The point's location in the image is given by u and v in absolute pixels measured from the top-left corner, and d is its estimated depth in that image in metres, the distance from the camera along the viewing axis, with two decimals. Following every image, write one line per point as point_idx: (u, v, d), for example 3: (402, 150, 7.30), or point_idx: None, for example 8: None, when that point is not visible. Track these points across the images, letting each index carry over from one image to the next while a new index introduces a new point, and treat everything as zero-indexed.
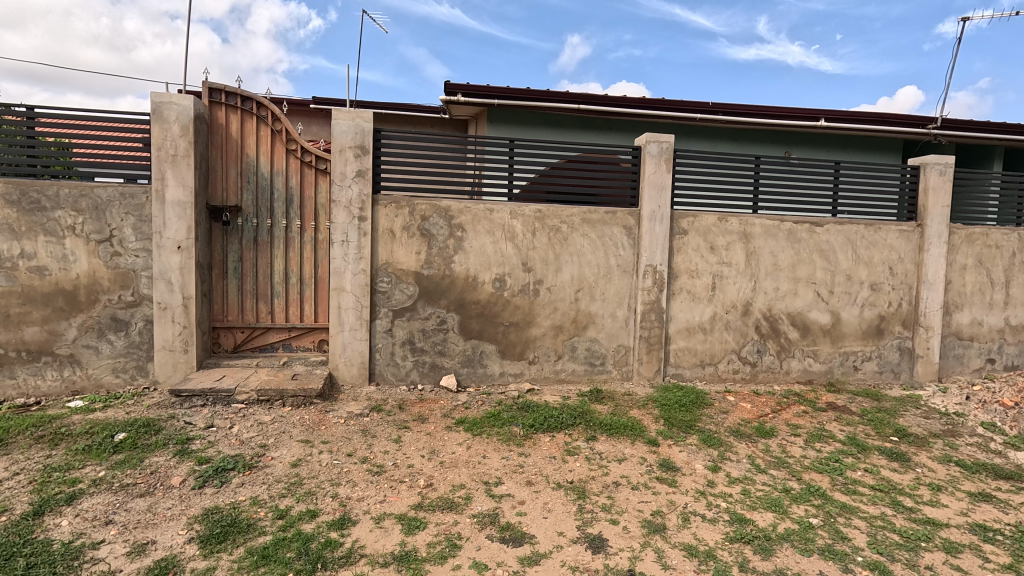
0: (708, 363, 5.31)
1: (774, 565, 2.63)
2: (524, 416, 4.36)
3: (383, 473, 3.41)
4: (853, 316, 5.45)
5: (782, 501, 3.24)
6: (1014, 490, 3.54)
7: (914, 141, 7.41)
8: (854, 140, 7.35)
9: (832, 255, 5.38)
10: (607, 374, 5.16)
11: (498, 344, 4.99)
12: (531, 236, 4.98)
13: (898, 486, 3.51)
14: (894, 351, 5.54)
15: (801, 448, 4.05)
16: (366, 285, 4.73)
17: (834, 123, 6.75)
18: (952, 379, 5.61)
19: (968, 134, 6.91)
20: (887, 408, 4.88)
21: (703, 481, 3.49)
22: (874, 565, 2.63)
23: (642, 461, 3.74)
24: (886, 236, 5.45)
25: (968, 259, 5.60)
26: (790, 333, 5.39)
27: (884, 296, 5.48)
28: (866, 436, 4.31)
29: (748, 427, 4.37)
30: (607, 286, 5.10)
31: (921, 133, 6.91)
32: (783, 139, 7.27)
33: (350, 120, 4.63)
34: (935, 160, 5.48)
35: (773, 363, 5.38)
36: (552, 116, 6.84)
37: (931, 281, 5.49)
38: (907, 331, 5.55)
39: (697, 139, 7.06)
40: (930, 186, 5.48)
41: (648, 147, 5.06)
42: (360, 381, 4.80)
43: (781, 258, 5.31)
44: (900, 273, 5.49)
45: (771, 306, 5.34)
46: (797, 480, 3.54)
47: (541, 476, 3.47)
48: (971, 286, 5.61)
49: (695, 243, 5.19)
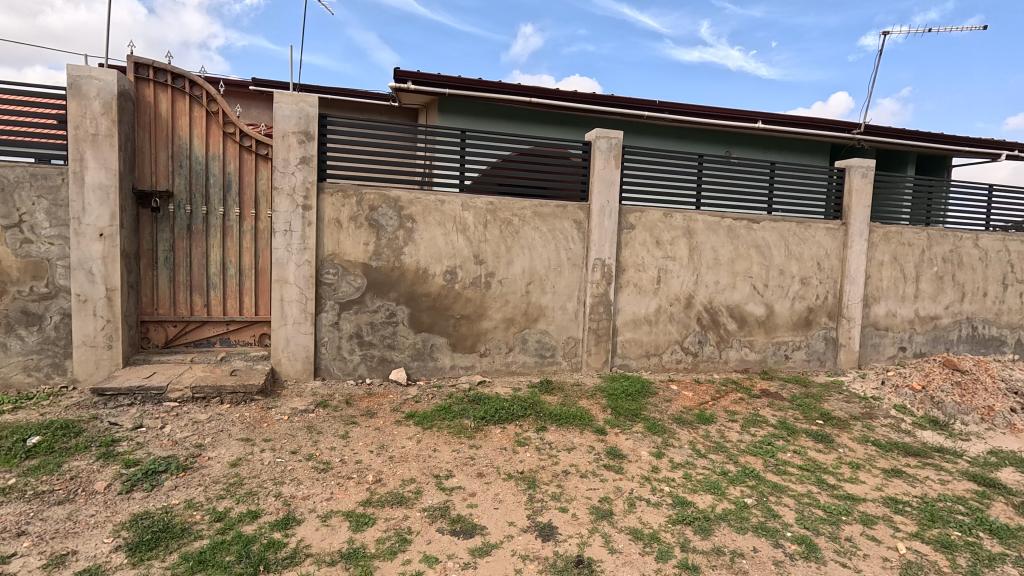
0: (653, 353, 5.49)
1: (712, 543, 2.77)
2: (474, 409, 4.36)
3: (330, 470, 3.32)
4: (784, 308, 5.80)
5: (720, 483, 3.42)
6: (921, 465, 3.90)
7: (840, 146, 7.96)
8: (787, 142, 7.81)
9: (767, 250, 5.69)
10: (557, 365, 5.25)
11: (449, 337, 4.96)
12: (483, 228, 4.96)
13: (823, 465, 3.78)
14: (821, 341, 5.95)
15: (737, 433, 4.28)
16: (311, 277, 4.56)
17: (770, 125, 7.12)
18: (870, 366, 6.10)
19: (887, 140, 7.48)
20: (813, 394, 5.25)
21: (648, 467, 3.62)
22: (801, 540, 2.83)
23: (590, 449, 3.83)
24: (815, 234, 5.82)
25: (885, 256, 6.08)
26: (729, 324, 5.67)
27: (813, 289, 5.86)
28: (795, 421, 4.61)
29: (690, 414, 4.57)
30: (557, 279, 5.16)
31: (847, 138, 7.42)
32: (724, 139, 7.60)
33: (293, 104, 4.42)
34: (859, 163, 5.90)
35: (713, 353, 5.65)
36: (504, 108, 6.82)
37: (853, 276, 5.93)
38: (832, 322, 5.97)
39: (645, 137, 7.27)
40: (854, 187, 5.89)
41: (598, 143, 5.14)
42: (304, 376, 4.64)
43: (721, 253, 5.56)
44: (827, 268, 5.89)
45: (711, 299, 5.59)
46: (734, 463, 3.74)
47: (491, 468, 3.49)
48: (887, 280, 6.11)
49: (642, 237, 5.35)
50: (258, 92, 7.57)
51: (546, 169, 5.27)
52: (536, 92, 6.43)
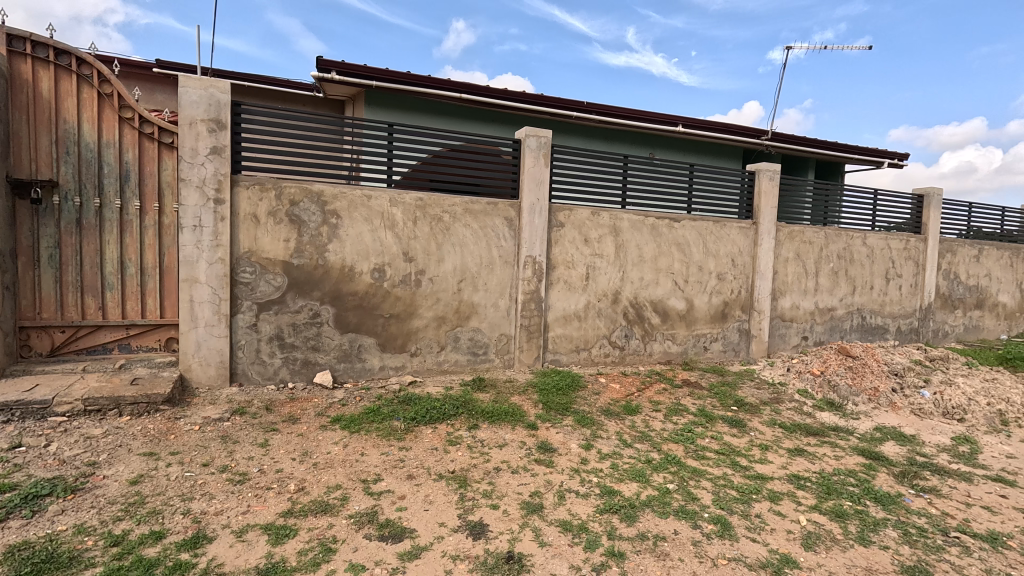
0: (582, 348, 5.64)
1: (637, 529, 2.89)
2: (405, 410, 4.26)
3: (247, 482, 3.11)
4: (703, 303, 6.16)
5: (644, 471, 3.57)
6: (819, 443, 4.28)
7: (751, 150, 8.57)
8: (705, 145, 8.29)
9: (686, 248, 6.00)
10: (490, 363, 5.25)
11: (377, 337, 4.81)
12: (412, 225, 4.85)
13: (736, 448, 4.05)
14: (735, 333, 6.38)
15: (660, 422, 4.49)
16: (225, 276, 4.25)
17: (689, 129, 7.52)
18: (777, 354, 6.62)
19: (791, 147, 8.14)
20: (728, 382, 5.63)
21: (577, 459, 3.71)
22: (717, 519, 3.01)
23: (522, 445, 3.87)
24: (729, 232, 6.22)
25: (790, 253, 6.62)
26: (653, 318, 5.93)
27: (728, 284, 6.26)
28: (713, 408, 4.91)
29: (617, 406, 4.74)
30: (489, 276, 5.15)
31: (756, 143, 7.99)
32: (648, 141, 7.93)
33: (202, 89, 4.10)
34: (767, 167, 6.37)
35: (638, 347, 5.89)
36: (434, 103, 6.72)
37: (762, 272, 6.39)
38: (745, 315, 6.41)
39: (574, 137, 7.44)
40: (762, 190, 6.35)
41: (528, 141, 5.19)
42: (218, 382, 4.32)
43: (645, 250, 5.80)
44: (740, 265, 6.31)
45: (637, 294, 5.82)
46: (657, 451, 3.92)
47: (422, 469, 3.42)
48: (791, 275, 6.65)
49: (571, 235, 5.47)
50: (163, 75, 6.94)
51: (476, 165, 5.25)
52: (466, 88, 6.39)
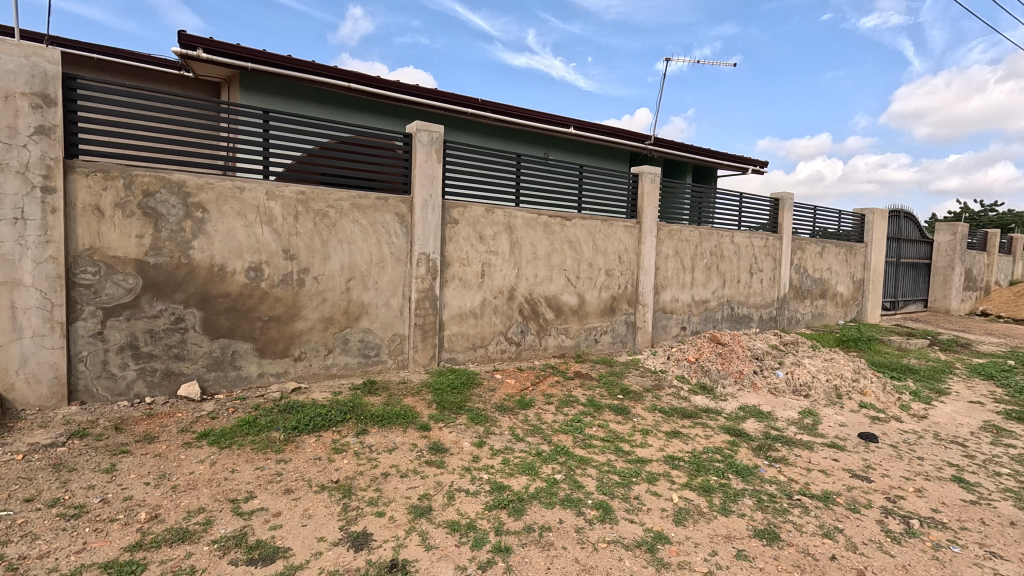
0: (478, 345, 5.64)
1: (524, 522, 2.93)
2: (286, 419, 3.96)
3: (84, 515, 2.69)
4: (593, 298, 6.45)
5: (535, 464, 3.65)
6: (692, 425, 4.67)
7: (637, 154, 9.14)
8: (595, 147, 8.69)
9: (577, 245, 6.24)
10: (382, 364, 5.06)
11: (255, 342, 4.43)
12: (293, 220, 4.52)
13: (621, 435, 4.29)
14: (623, 325, 6.77)
15: (552, 414, 4.63)
16: (59, 278, 3.65)
17: (580, 131, 7.83)
18: (660, 344, 7.13)
19: (671, 151, 8.81)
20: (616, 372, 5.95)
21: (469, 457, 3.69)
22: (599, 505, 3.15)
23: (413, 447, 3.77)
24: (616, 231, 6.57)
25: (670, 251, 7.15)
26: (547, 314, 6.09)
27: (616, 279, 6.61)
28: (601, 397, 5.15)
29: (511, 401, 4.80)
30: (380, 275, 4.96)
31: (641, 147, 8.53)
32: (542, 141, 8.15)
33: (22, 57, 3.48)
34: (649, 170, 6.81)
35: (534, 342, 6.03)
36: (321, 91, 6.36)
37: (646, 268, 6.84)
38: (631, 308, 6.82)
39: (470, 133, 7.43)
40: (645, 191, 6.78)
41: (419, 135, 5.06)
42: (53, 402, 3.71)
43: (538, 247, 5.94)
44: (626, 261, 6.69)
45: (531, 290, 5.94)
46: (548, 443, 4.03)
47: (302, 481, 3.20)
48: (671, 271, 7.19)
49: (465, 232, 5.43)
50: None
51: (365, 159, 5.02)
52: (355, 78, 6.11)
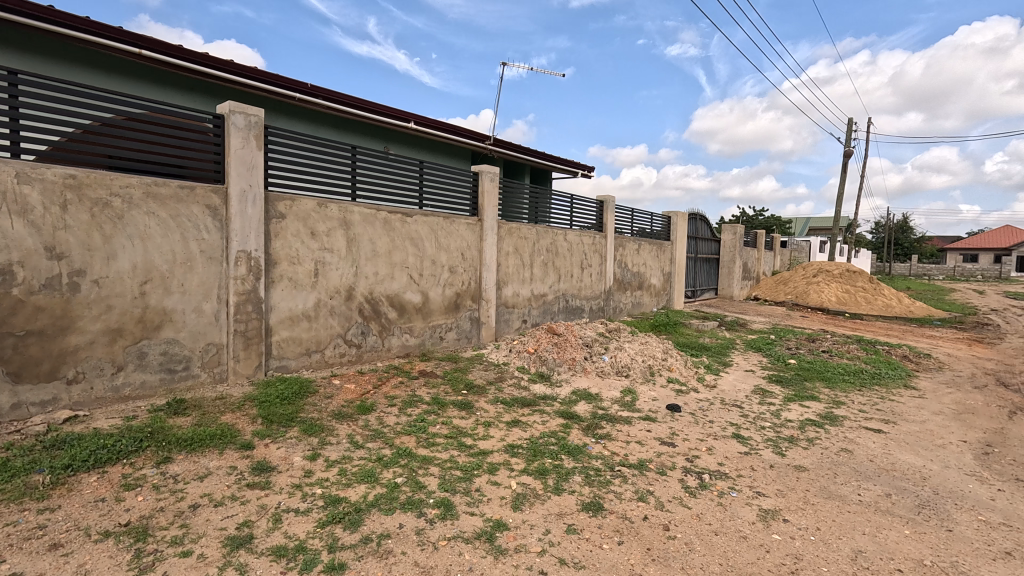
0: (313, 350, 5.22)
1: (360, 534, 2.78)
2: (54, 457, 3.19)
3: None
4: (437, 295, 6.42)
5: (374, 470, 3.49)
6: (531, 412, 4.93)
7: (478, 153, 9.34)
8: (437, 144, 8.67)
9: (419, 242, 6.15)
10: (194, 380, 4.39)
11: (5, 364, 3.49)
12: (61, 211, 3.66)
13: (464, 430, 4.34)
14: (467, 321, 6.87)
15: (395, 416, 4.49)
16: None
17: (420, 127, 7.73)
18: (503, 338, 7.40)
19: (509, 152, 9.18)
20: (461, 367, 6.02)
21: (300, 473, 3.38)
22: (441, 503, 3.13)
23: (231, 470, 3.33)
24: (458, 228, 6.62)
25: (510, 248, 7.44)
26: (389, 313, 5.90)
27: (459, 276, 6.67)
28: (445, 394, 5.16)
29: (350, 407, 4.54)
30: (187, 276, 4.28)
31: (481, 147, 8.73)
32: (381, 134, 7.86)
33: None
34: (488, 169, 6.97)
35: (376, 343, 5.79)
36: (102, 56, 5.30)
37: (488, 265, 7.02)
38: (475, 304, 6.95)
39: (299, 120, 6.86)
40: (485, 190, 6.94)
41: (232, 118, 4.48)
42: None
43: (378, 245, 5.70)
44: (469, 258, 6.79)
45: (371, 289, 5.68)
46: (389, 447, 3.90)
47: (76, 532, 2.60)
48: (512, 267, 7.50)
49: (293, 228, 4.97)
50: None
51: (161, 140, 4.27)
52: (149, 44, 5.21)
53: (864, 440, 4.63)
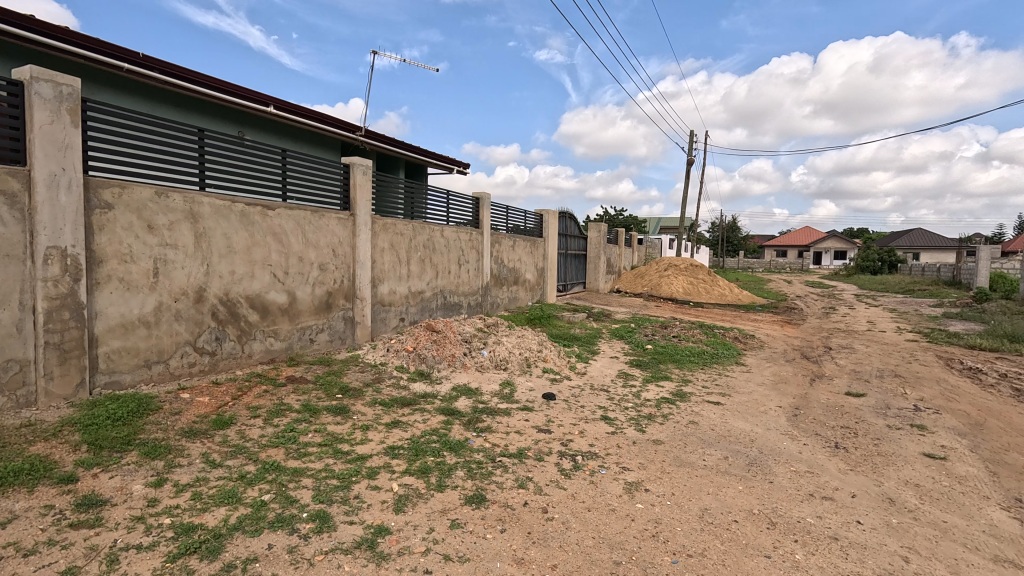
0: (155, 361, 4.55)
1: (222, 562, 2.50)
2: None
3: None
4: (305, 294, 5.98)
5: (237, 489, 3.16)
6: (411, 412, 4.84)
7: (348, 144, 8.86)
8: (302, 133, 8.05)
9: (284, 238, 5.66)
10: None
11: None
12: None
13: (339, 436, 4.11)
14: (340, 321, 6.50)
15: (259, 428, 4.10)
16: None
17: (281, 112, 7.10)
18: (380, 337, 7.14)
19: (382, 145, 8.85)
20: (334, 371, 5.69)
21: (142, 503, 2.93)
22: (316, 516, 2.94)
23: (47, 511, 2.77)
24: (328, 222, 6.22)
25: (385, 244, 7.19)
26: (249, 315, 5.35)
27: (330, 274, 6.28)
28: (317, 400, 4.84)
29: (204, 423, 4.04)
30: None
31: (352, 138, 8.29)
32: (235, 117, 7.08)
33: None
34: (359, 161, 6.62)
35: (234, 349, 5.22)
36: None
37: (362, 261, 6.71)
38: (348, 303, 6.61)
39: (128, 95, 5.89)
40: (357, 183, 6.61)
41: (35, 86, 3.69)
42: None
43: (234, 240, 5.14)
44: (340, 255, 6.42)
45: (227, 290, 5.10)
46: (254, 462, 3.55)
47: None
48: (388, 264, 7.25)
49: (125, 220, 4.26)
50: None
51: None
52: None
53: (706, 412, 5.33)
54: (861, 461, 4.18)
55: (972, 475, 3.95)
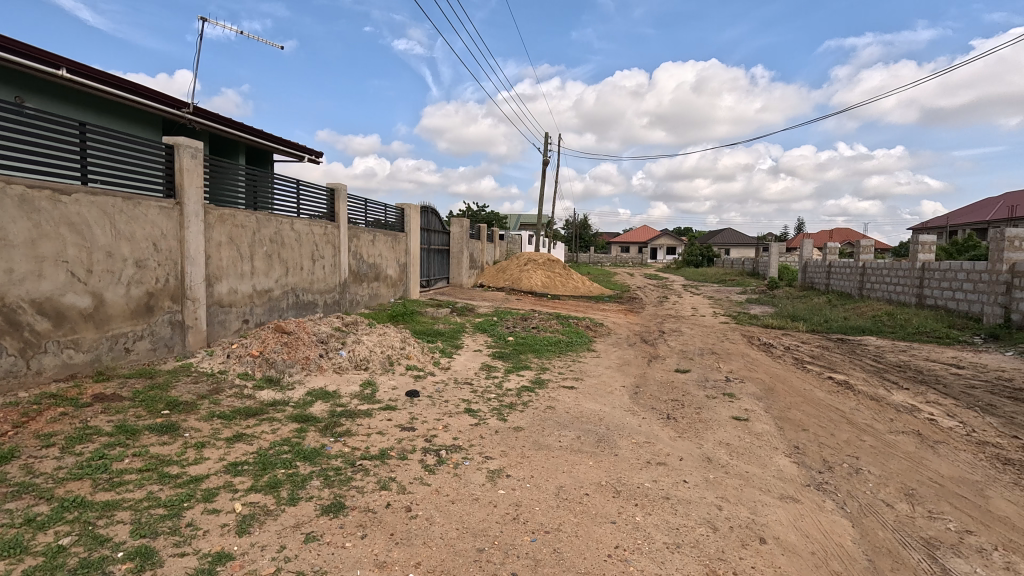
0: None
1: None
2: None
3: None
4: (117, 296, 5.06)
5: (22, 537, 2.56)
6: (257, 423, 4.39)
7: (172, 121, 7.67)
8: (108, 104, 6.77)
9: (85, 229, 4.72)
10: None
11: None
12: None
13: (166, 458, 3.57)
14: (166, 326, 5.63)
15: (54, 460, 3.37)
16: None
17: (77, 78, 5.88)
18: (218, 342, 6.33)
19: (216, 126, 7.83)
20: (159, 384, 4.91)
21: None
22: (136, 553, 2.51)
23: None
24: (146, 212, 5.33)
25: (222, 237, 6.39)
26: (37, 323, 4.36)
27: (151, 272, 5.40)
28: (137, 419, 4.14)
29: None
30: None
31: (176, 115, 7.19)
32: (8, 78, 5.68)
33: None
34: (187, 143, 5.82)
35: (15, 366, 4.21)
36: None
37: (193, 257, 5.88)
38: (176, 305, 5.74)
39: None
40: (184, 167, 5.77)
41: None
42: None
43: (11, 231, 4.14)
44: (164, 250, 5.55)
45: (3, 293, 4.09)
46: (47, 501, 2.91)
47: None
48: (226, 260, 6.46)
49: None
50: None
51: None
52: None
53: (562, 397, 5.71)
54: (686, 428, 4.84)
55: (766, 431, 4.83)
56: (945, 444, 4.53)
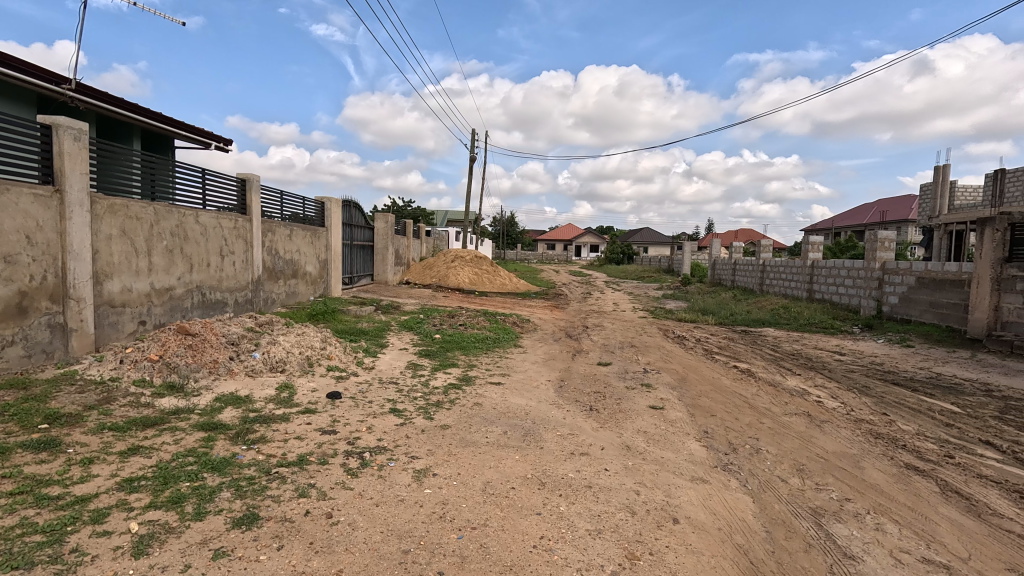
0: None
1: None
2: None
3: None
4: None
5: None
6: (157, 433, 4.02)
7: (49, 98, 6.79)
8: None
9: None
10: None
11: None
12: None
13: (45, 478, 3.17)
14: (43, 330, 4.98)
15: None
16: None
17: None
18: (108, 346, 5.69)
19: (103, 105, 7.02)
20: (35, 395, 4.34)
21: None
22: None
23: None
24: (17, 200, 4.69)
25: (113, 230, 5.76)
26: None
27: (23, 269, 4.75)
28: (6, 436, 3.63)
29: None
30: None
31: (55, 91, 6.38)
32: None
33: None
34: (67, 124, 5.14)
35: None
36: None
37: (77, 252, 5.24)
38: (56, 306, 5.09)
39: None
40: (65, 151, 5.13)
41: None
42: None
43: None
44: (40, 244, 4.90)
45: None
46: None
47: None
48: (117, 255, 5.83)
49: None
50: None
51: None
52: None
53: (489, 393, 5.75)
54: (608, 419, 5.05)
55: (679, 418, 5.16)
56: (830, 422, 5.09)
